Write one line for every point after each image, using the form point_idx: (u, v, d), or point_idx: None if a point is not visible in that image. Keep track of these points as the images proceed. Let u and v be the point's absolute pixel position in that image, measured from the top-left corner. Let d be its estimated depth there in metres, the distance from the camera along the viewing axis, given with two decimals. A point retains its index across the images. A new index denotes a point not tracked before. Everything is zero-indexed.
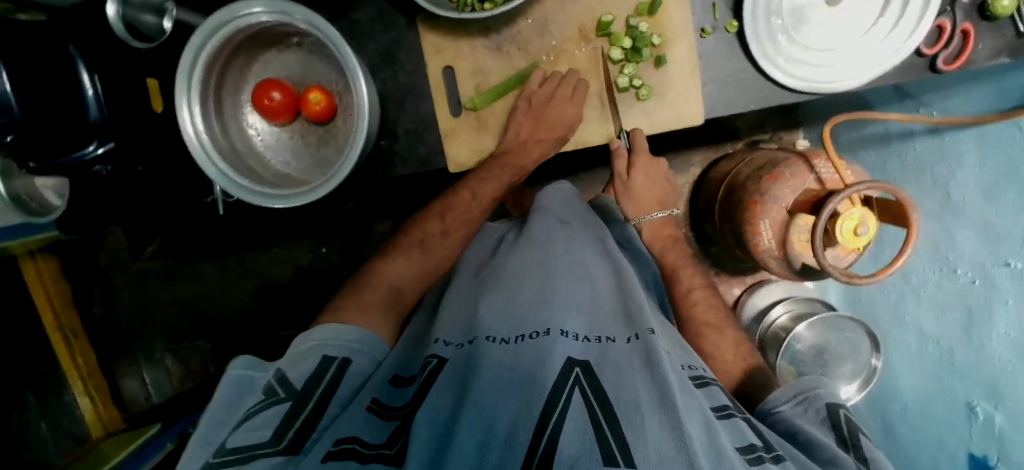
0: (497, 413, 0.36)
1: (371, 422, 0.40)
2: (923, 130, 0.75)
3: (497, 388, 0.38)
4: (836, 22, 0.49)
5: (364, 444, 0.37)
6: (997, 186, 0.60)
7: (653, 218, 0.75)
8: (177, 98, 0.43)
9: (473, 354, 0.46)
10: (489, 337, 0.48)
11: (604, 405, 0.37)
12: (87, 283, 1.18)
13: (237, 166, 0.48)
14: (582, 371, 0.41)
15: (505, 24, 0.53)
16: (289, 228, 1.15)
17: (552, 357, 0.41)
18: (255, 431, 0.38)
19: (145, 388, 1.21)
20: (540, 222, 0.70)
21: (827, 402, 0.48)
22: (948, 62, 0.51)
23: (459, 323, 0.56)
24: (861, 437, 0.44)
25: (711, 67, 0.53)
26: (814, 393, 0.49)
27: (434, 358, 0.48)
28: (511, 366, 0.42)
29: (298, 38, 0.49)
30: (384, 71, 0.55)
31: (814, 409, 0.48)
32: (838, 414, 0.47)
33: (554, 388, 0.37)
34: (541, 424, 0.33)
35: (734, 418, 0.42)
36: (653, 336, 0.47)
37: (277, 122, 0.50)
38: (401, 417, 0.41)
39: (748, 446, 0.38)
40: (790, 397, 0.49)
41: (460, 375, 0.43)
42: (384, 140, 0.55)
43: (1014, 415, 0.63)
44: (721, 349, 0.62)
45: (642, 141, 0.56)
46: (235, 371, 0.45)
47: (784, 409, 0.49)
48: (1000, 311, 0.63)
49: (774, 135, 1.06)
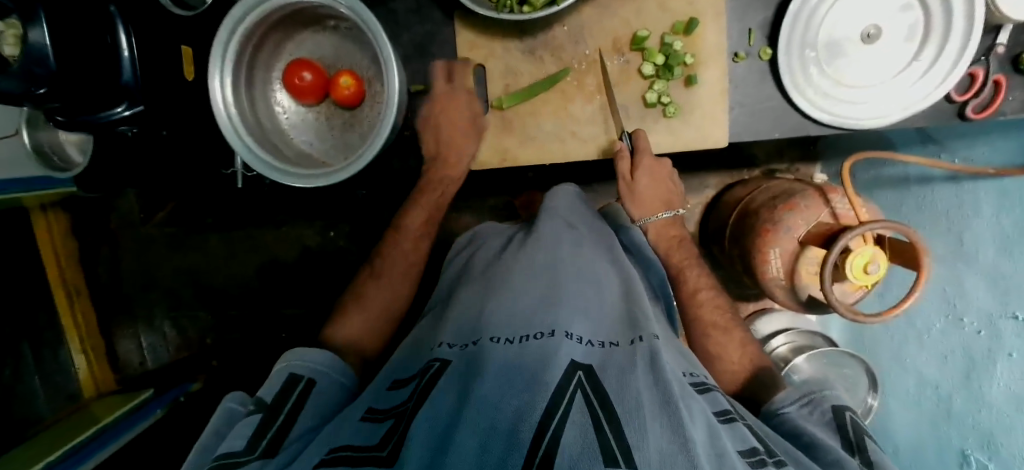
0: (499, 412, 0.37)
1: (359, 429, 0.42)
2: (943, 176, 0.75)
3: (499, 389, 0.39)
4: (872, 59, 0.49)
5: (354, 450, 0.39)
6: (1012, 237, 0.61)
7: (659, 219, 0.71)
8: (211, 68, 0.43)
9: (478, 355, 0.47)
10: (494, 339, 0.49)
11: (606, 406, 0.38)
12: (95, 242, 1.18)
13: (263, 142, 0.48)
14: (585, 374, 0.42)
15: (540, 29, 0.54)
16: (300, 209, 1.15)
17: (556, 362, 0.43)
18: (236, 444, 0.41)
19: (141, 352, 1.22)
20: (549, 225, 0.71)
21: (833, 404, 0.51)
22: (977, 111, 0.51)
23: (465, 322, 0.57)
24: (866, 439, 0.46)
25: (740, 92, 0.53)
26: (821, 397, 0.52)
27: (437, 362, 0.50)
28: (516, 368, 0.43)
29: (335, 21, 0.49)
30: (415, 63, 0.56)
31: (820, 412, 0.51)
32: (844, 416, 0.50)
33: (558, 390, 0.39)
34: (542, 423, 0.34)
35: (735, 423, 0.43)
36: (657, 342, 0.48)
37: (305, 101, 0.51)
38: (394, 416, 0.44)
39: (749, 450, 0.39)
40: (797, 400, 0.53)
41: (461, 377, 0.44)
42: (408, 131, 0.56)
43: (1008, 467, 0.62)
44: (727, 349, 0.63)
45: (644, 141, 0.53)
46: (229, 404, 0.49)
47: (789, 410, 0.52)
48: (1002, 363, 0.63)
49: (791, 166, 1.05)
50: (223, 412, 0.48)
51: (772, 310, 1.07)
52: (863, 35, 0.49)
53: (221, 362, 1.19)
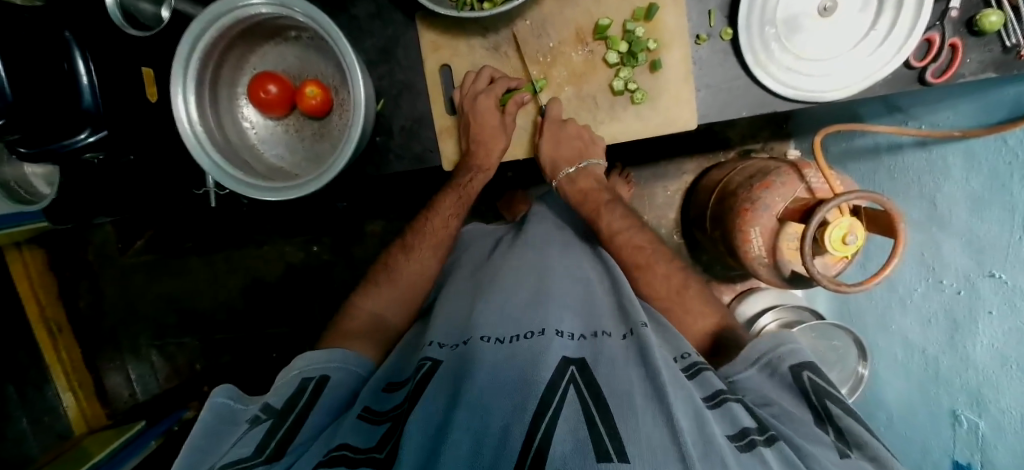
0: (491, 413, 0.37)
1: (354, 429, 0.42)
2: (912, 143, 0.76)
3: (492, 387, 0.39)
4: (828, 33, 0.50)
5: (353, 450, 0.39)
6: (982, 199, 0.63)
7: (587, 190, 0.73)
8: (172, 87, 0.43)
9: (467, 355, 0.47)
10: (484, 338, 0.49)
11: (597, 399, 0.38)
12: (74, 277, 1.16)
13: (232, 159, 0.47)
14: (578, 369, 0.42)
15: (503, 25, 0.54)
16: (281, 226, 1.14)
17: (546, 359, 0.43)
18: (242, 451, 0.40)
19: (130, 384, 1.20)
20: (536, 224, 0.74)
21: (790, 365, 0.49)
22: (937, 75, 0.51)
23: (453, 326, 0.57)
24: (829, 403, 0.46)
25: (705, 73, 0.53)
26: (777, 357, 0.50)
27: (427, 360, 0.49)
28: (507, 365, 0.43)
29: (296, 32, 0.49)
30: (381, 67, 0.55)
31: (779, 374, 0.49)
32: (802, 378, 0.48)
33: (548, 388, 0.38)
34: (532, 424, 0.35)
35: (728, 403, 0.43)
36: (646, 331, 0.49)
37: (273, 114, 0.50)
38: (392, 419, 0.44)
39: (740, 432, 0.39)
40: (756, 363, 0.51)
41: (453, 377, 0.44)
42: (379, 137, 0.55)
43: (997, 424, 0.64)
44: (654, 287, 0.64)
45: (558, 110, 0.55)
46: (217, 399, 0.47)
47: (751, 375, 0.51)
48: (983, 321, 0.64)
49: (765, 146, 1.07)
50: (214, 407, 0.46)
51: (759, 289, 1.08)
52: (819, 8, 0.50)
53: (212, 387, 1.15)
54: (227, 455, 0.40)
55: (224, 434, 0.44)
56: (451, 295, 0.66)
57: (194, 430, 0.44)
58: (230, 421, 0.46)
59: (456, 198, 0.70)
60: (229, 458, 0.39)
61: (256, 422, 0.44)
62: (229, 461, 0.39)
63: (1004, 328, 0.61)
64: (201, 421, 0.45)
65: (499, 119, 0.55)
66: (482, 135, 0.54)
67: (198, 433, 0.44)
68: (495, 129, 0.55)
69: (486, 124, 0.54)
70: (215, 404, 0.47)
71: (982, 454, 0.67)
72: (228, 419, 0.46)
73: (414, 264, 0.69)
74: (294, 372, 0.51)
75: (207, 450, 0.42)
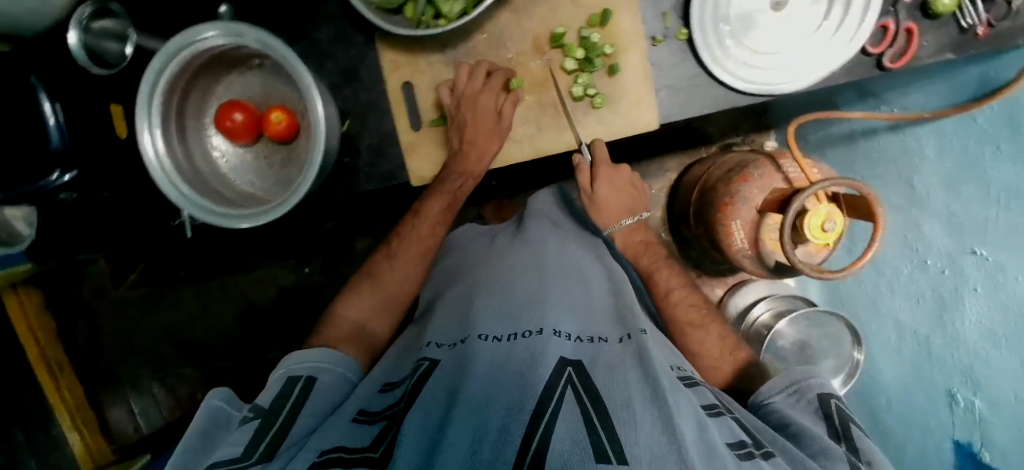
0: (489, 414, 0.37)
1: (352, 430, 0.43)
2: (885, 127, 0.77)
3: (489, 390, 0.40)
4: (782, 26, 0.51)
5: (347, 451, 0.39)
6: (957, 176, 0.63)
7: (624, 227, 0.72)
8: (138, 123, 0.43)
9: (466, 354, 0.48)
10: (481, 336, 0.50)
11: (596, 401, 0.39)
12: (71, 315, 1.17)
13: (201, 188, 0.48)
14: (574, 370, 0.43)
15: (460, 40, 0.55)
16: (273, 248, 1.16)
17: (544, 360, 0.44)
18: (233, 449, 0.40)
19: (134, 418, 1.20)
20: (535, 225, 0.74)
21: (818, 393, 0.51)
22: (894, 60, 0.51)
23: (449, 326, 0.58)
24: (852, 428, 0.46)
25: (664, 73, 0.54)
26: (806, 386, 0.52)
27: (427, 360, 0.50)
28: (504, 368, 0.43)
29: (258, 60, 0.50)
30: (345, 89, 0.56)
31: (807, 400, 0.50)
32: (829, 404, 0.50)
33: (547, 388, 0.39)
34: (532, 422, 0.35)
35: (723, 416, 0.44)
36: (644, 337, 0.50)
37: (240, 142, 0.51)
38: (387, 418, 0.45)
39: (738, 443, 0.39)
40: (783, 389, 0.52)
41: (449, 379, 0.45)
42: (348, 157, 0.56)
43: (994, 402, 0.63)
44: (705, 345, 0.63)
45: (603, 151, 0.57)
46: (213, 402, 0.47)
47: (775, 400, 0.52)
48: (969, 297, 0.64)
49: (745, 138, 1.08)
50: (210, 408, 0.46)
51: (750, 281, 1.08)
52: (772, 3, 0.50)
53: None
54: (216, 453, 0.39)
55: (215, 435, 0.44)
56: (444, 300, 0.66)
57: (186, 432, 0.43)
58: (224, 424, 0.46)
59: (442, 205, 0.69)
60: (218, 457, 0.38)
61: (244, 420, 0.44)
62: (216, 461, 0.37)
63: (991, 304, 0.60)
64: (196, 422, 0.44)
65: (498, 121, 0.54)
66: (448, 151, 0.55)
67: (192, 437, 0.43)
68: (492, 129, 0.54)
69: (483, 129, 0.53)
70: (211, 408, 0.47)
71: (981, 434, 0.66)
72: (222, 423, 0.46)
73: (399, 272, 0.69)
74: (284, 371, 0.52)
75: (199, 450, 0.42)
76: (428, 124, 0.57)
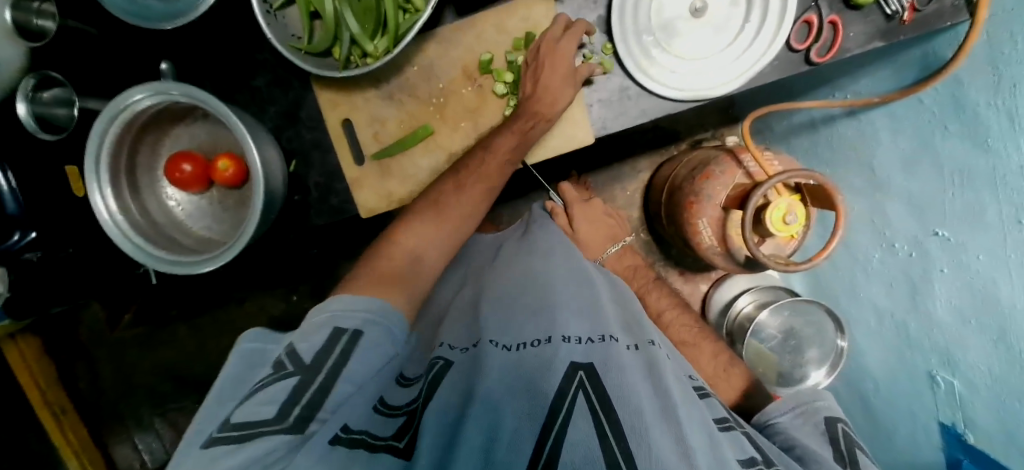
0: (501, 418, 0.40)
1: (374, 416, 0.42)
2: (841, 113, 0.77)
3: (501, 393, 0.43)
4: (704, 32, 0.52)
5: (372, 435, 0.39)
6: (911, 158, 0.64)
7: (611, 253, 0.84)
8: (88, 186, 0.45)
9: (478, 359, 0.49)
10: (494, 342, 0.52)
11: (607, 410, 0.39)
12: (70, 359, 1.21)
13: (156, 239, 0.49)
14: (586, 374, 0.44)
15: (393, 74, 0.56)
16: (261, 280, 1.20)
17: (555, 365, 0.45)
18: (265, 410, 0.36)
19: (138, 454, 1.25)
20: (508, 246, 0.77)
21: (825, 416, 0.52)
22: (822, 54, 0.51)
23: (461, 328, 0.60)
24: (858, 452, 0.47)
25: (595, 88, 0.54)
26: (812, 409, 0.54)
27: (440, 360, 0.51)
28: (517, 374, 0.45)
29: (202, 110, 0.52)
30: (288, 130, 0.57)
31: (813, 423, 0.52)
32: (835, 428, 0.51)
33: (558, 395, 0.41)
34: (543, 432, 0.38)
35: (734, 432, 0.44)
36: (654, 348, 0.51)
37: (192, 191, 0.52)
38: (409, 413, 0.44)
39: (749, 460, 0.40)
40: (790, 410, 0.54)
41: (465, 382, 0.46)
42: (298, 196, 0.57)
43: (971, 382, 0.63)
44: (700, 362, 0.67)
45: None
46: (246, 345, 0.48)
47: (782, 420, 0.53)
48: (937, 279, 0.65)
49: (714, 133, 1.10)
50: (244, 351, 0.47)
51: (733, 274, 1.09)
52: (691, 9, 0.51)
53: None
54: (247, 410, 0.35)
55: (246, 378, 0.44)
56: (458, 303, 0.69)
57: (222, 370, 0.45)
58: (258, 364, 0.46)
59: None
60: (246, 414, 0.35)
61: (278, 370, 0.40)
62: (242, 417, 0.35)
63: (959, 284, 0.61)
64: (229, 366, 0.46)
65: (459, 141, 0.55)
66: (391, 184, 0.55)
67: (225, 379, 0.44)
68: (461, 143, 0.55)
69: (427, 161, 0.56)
70: (245, 349, 0.48)
71: (964, 415, 0.66)
72: (258, 361, 0.47)
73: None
74: (330, 316, 0.46)
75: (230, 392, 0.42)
76: (370, 158, 0.57)
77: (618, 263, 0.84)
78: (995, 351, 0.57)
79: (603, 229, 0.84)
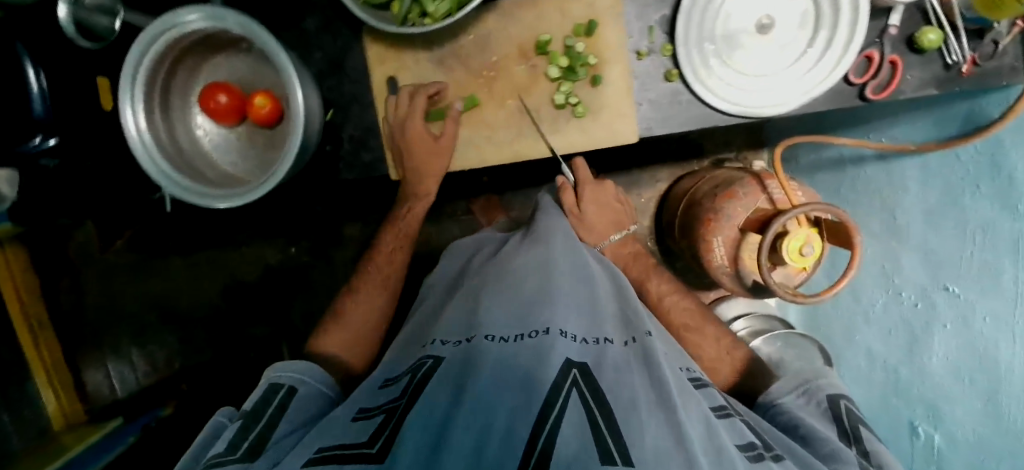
0: (492, 415, 0.37)
1: (352, 427, 0.43)
2: (872, 156, 0.77)
3: (497, 387, 0.40)
4: (768, 49, 0.51)
5: (346, 446, 0.39)
6: (937, 212, 0.64)
7: (613, 241, 0.77)
8: (121, 100, 0.43)
9: (472, 355, 0.47)
10: (489, 337, 0.49)
11: (602, 406, 0.40)
12: (57, 275, 1.19)
13: (182, 166, 0.48)
14: (580, 372, 0.43)
15: (448, 40, 0.55)
16: (264, 227, 1.19)
17: (550, 359, 0.43)
18: (218, 449, 0.42)
19: (110, 381, 1.23)
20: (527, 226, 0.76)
21: (828, 395, 0.54)
22: (876, 91, 0.52)
23: (457, 321, 0.59)
24: (861, 430, 0.49)
25: (647, 87, 0.54)
26: (817, 387, 0.55)
27: (430, 358, 0.51)
28: (510, 366, 0.43)
29: (246, 44, 0.50)
30: (330, 79, 0.56)
31: (816, 401, 0.54)
32: (839, 405, 0.53)
33: (552, 389, 0.40)
34: (537, 425, 0.36)
35: (733, 418, 0.46)
36: (650, 339, 0.51)
37: (223, 123, 0.51)
38: (386, 411, 0.45)
39: (748, 444, 0.41)
40: (792, 390, 0.56)
41: (455, 375, 0.45)
42: (330, 145, 0.56)
43: (953, 437, 0.66)
44: (703, 346, 0.68)
45: None
46: (217, 419, 0.50)
47: (785, 400, 0.55)
48: (937, 333, 0.66)
49: (738, 155, 1.10)
50: (215, 423, 0.50)
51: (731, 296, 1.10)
52: (757, 25, 0.51)
53: (191, 386, 1.19)
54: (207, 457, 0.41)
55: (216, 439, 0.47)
56: (463, 287, 0.68)
57: (189, 448, 0.46)
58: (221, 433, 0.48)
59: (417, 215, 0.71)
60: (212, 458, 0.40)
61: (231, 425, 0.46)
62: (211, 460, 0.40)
63: (958, 342, 0.62)
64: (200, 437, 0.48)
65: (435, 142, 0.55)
66: (425, 155, 0.55)
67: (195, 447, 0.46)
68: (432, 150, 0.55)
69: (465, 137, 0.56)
70: (215, 423, 0.50)
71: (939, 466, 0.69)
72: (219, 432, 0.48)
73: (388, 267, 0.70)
74: (271, 377, 0.53)
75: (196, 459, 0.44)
76: None
77: (619, 250, 0.77)
78: (984, 409, 0.60)
79: (608, 214, 0.77)
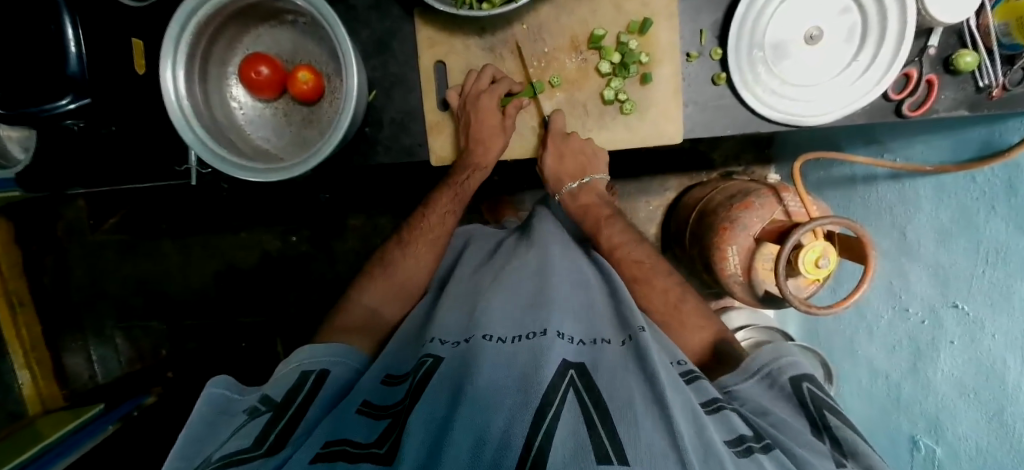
0: (491, 413, 0.35)
1: (360, 425, 0.40)
2: (886, 175, 0.78)
3: (494, 389, 0.38)
4: (812, 59, 0.55)
5: (353, 445, 0.37)
6: (949, 231, 0.65)
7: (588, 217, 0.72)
8: (162, 60, 0.47)
9: (469, 353, 0.45)
10: (486, 336, 0.47)
11: (597, 405, 0.37)
12: (41, 252, 1.14)
13: (218, 137, 0.51)
14: (577, 373, 0.41)
15: (499, 28, 0.59)
16: (260, 214, 1.14)
17: (546, 358, 0.41)
18: (242, 442, 0.38)
19: (90, 365, 1.19)
20: (540, 220, 0.73)
21: (790, 377, 0.49)
22: (913, 108, 0.57)
23: (453, 320, 0.55)
24: (827, 414, 0.45)
25: (693, 90, 0.59)
26: (777, 370, 0.50)
27: (429, 356, 0.47)
28: (506, 366, 0.41)
29: (292, 16, 0.54)
30: (375, 59, 0.60)
31: (779, 386, 0.49)
32: (801, 389, 0.48)
33: (550, 388, 0.37)
34: (533, 426, 0.33)
35: (724, 410, 0.42)
36: (645, 338, 0.47)
37: (263, 96, 0.55)
38: (393, 415, 0.42)
39: (737, 438, 0.38)
40: (754, 373, 0.51)
41: (453, 375, 0.42)
42: (369, 128, 0.61)
43: (954, 451, 0.67)
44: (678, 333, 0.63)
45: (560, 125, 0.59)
46: (213, 390, 0.45)
47: (748, 385, 0.50)
48: (945, 350, 0.67)
49: (747, 168, 1.12)
50: (210, 397, 0.45)
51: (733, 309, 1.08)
52: (807, 36, 0.55)
53: (177, 373, 1.13)
54: (226, 447, 0.37)
55: (226, 423, 0.43)
56: (454, 286, 0.64)
57: (189, 418, 0.43)
58: (229, 411, 0.45)
59: (452, 195, 0.68)
60: (226, 451, 0.37)
61: (254, 414, 0.42)
62: (224, 453, 0.36)
63: (965, 358, 0.63)
64: (199, 411, 0.43)
65: (499, 121, 0.59)
66: (483, 134, 0.59)
67: (195, 424, 0.42)
68: (496, 128, 0.59)
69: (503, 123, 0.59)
70: (212, 395, 0.45)
71: None
72: (223, 409, 0.45)
73: (419, 260, 0.69)
74: (294, 367, 0.51)
75: (204, 440, 0.41)
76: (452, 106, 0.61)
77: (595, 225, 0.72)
78: (989, 426, 0.60)
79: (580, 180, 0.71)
